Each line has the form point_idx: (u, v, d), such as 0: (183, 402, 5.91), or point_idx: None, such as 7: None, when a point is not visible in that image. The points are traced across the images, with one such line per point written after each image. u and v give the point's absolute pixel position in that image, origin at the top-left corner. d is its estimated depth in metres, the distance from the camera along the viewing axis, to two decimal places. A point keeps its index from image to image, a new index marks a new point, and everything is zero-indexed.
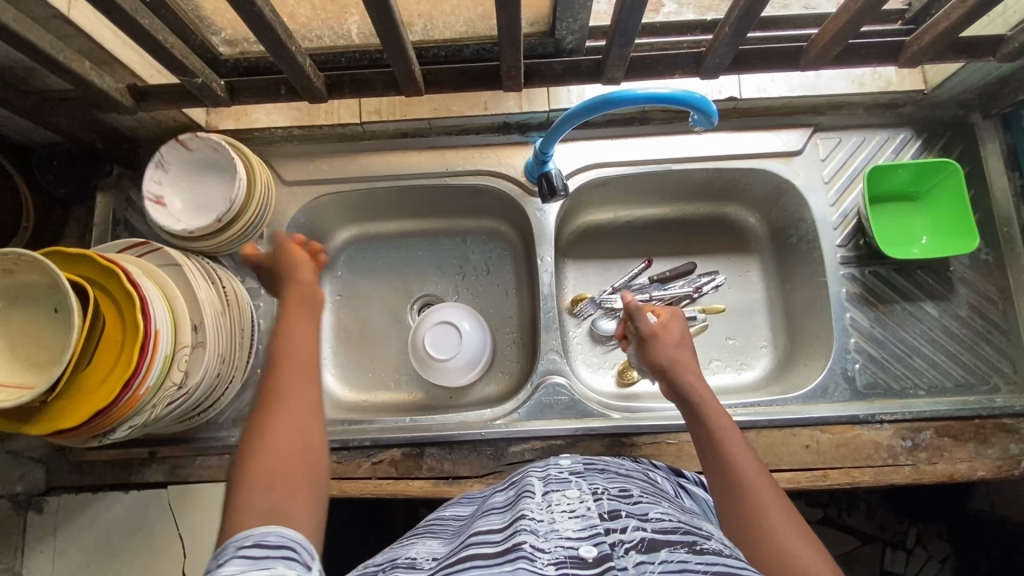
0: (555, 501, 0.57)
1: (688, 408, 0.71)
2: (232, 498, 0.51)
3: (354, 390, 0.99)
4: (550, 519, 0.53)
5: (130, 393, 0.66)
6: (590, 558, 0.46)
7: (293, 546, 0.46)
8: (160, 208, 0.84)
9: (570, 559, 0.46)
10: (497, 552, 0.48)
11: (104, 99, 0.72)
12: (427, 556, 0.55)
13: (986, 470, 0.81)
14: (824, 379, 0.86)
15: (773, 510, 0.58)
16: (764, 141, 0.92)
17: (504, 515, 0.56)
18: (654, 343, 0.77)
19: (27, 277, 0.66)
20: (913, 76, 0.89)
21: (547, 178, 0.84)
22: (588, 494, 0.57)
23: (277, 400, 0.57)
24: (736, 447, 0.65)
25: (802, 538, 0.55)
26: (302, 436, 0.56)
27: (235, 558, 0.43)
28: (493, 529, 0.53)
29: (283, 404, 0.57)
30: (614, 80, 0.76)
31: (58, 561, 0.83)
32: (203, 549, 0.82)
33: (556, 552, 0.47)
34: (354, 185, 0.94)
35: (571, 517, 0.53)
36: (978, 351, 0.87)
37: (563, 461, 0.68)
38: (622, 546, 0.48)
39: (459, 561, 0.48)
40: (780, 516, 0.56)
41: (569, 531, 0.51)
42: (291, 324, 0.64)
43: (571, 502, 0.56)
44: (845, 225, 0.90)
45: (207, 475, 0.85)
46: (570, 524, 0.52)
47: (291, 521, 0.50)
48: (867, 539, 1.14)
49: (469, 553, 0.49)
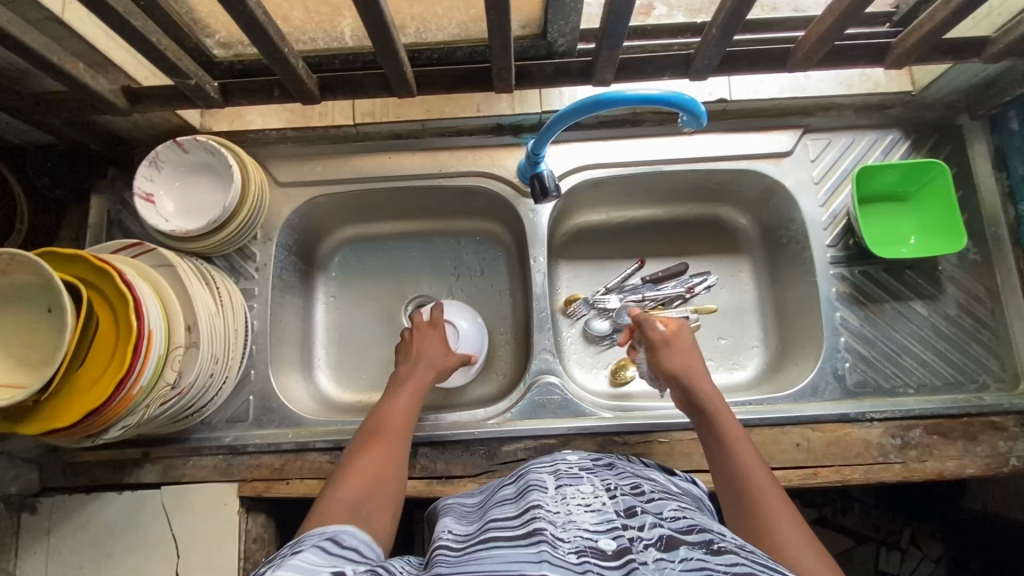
0: (569, 494, 0.57)
1: (694, 409, 0.73)
2: (324, 497, 0.63)
3: (349, 391, 0.99)
4: (567, 510, 0.54)
5: (124, 392, 0.66)
6: (609, 550, 0.47)
7: (360, 548, 0.52)
8: (150, 206, 0.84)
9: (589, 549, 0.47)
10: (507, 539, 0.49)
11: (98, 101, 0.73)
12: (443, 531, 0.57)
13: (975, 468, 0.82)
14: (815, 378, 0.87)
15: (778, 507, 0.59)
16: (754, 142, 0.92)
17: (516, 503, 0.57)
18: (663, 351, 0.78)
19: (21, 277, 0.66)
20: (901, 78, 0.90)
21: (539, 179, 0.84)
22: (602, 490, 0.58)
23: (383, 436, 0.72)
24: (745, 456, 0.66)
25: (808, 544, 0.55)
26: (388, 464, 0.69)
27: (315, 543, 0.50)
28: (508, 516, 0.54)
29: (382, 439, 0.72)
30: (605, 82, 0.76)
31: (52, 561, 0.83)
32: (198, 548, 0.83)
33: (575, 542, 0.48)
34: (349, 187, 0.95)
35: (587, 510, 0.54)
36: (966, 350, 0.87)
37: (571, 457, 0.68)
38: (641, 541, 0.48)
39: (479, 542, 0.50)
40: (785, 514, 0.59)
41: (587, 524, 0.51)
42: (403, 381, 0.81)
43: (585, 496, 0.57)
44: (835, 225, 0.91)
45: (200, 475, 0.85)
46: (587, 516, 0.53)
47: (369, 521, 0.60)
48: (862, 539, 1.14)
49: (493, 536, 0.50)
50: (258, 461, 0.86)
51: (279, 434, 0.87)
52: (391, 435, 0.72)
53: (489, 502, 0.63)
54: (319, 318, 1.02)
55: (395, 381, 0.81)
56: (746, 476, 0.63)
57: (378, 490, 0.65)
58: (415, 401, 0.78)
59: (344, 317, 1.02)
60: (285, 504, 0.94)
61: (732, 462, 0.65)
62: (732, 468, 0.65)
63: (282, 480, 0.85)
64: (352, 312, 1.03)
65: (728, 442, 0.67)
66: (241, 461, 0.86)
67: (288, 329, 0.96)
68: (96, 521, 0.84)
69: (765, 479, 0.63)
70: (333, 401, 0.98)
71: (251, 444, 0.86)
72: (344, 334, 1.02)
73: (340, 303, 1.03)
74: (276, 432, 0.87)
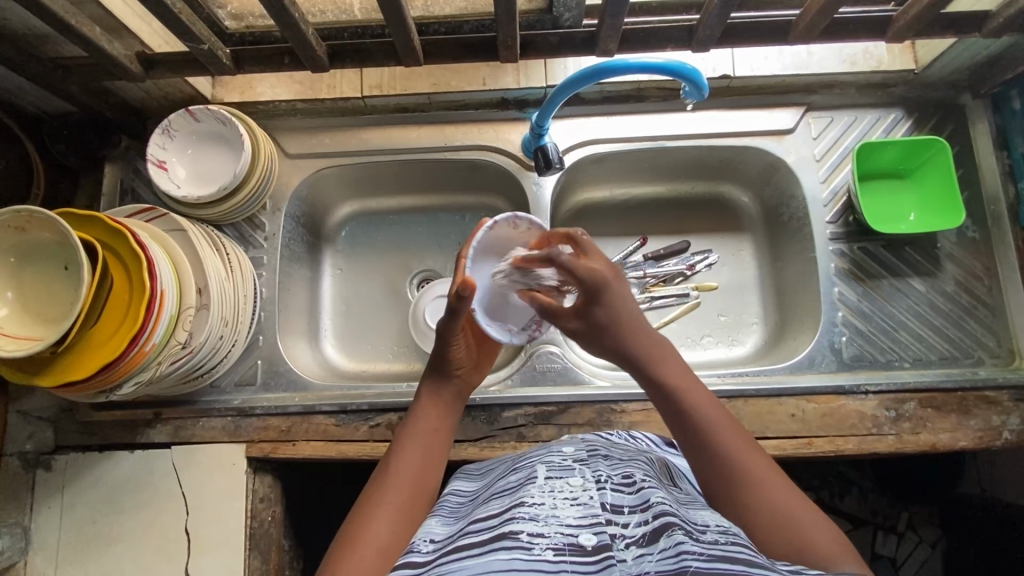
0: (557, 486, 0.57)
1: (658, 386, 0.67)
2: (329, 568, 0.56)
3: (353, 360, 1.01)
4: (552, 504, 0.54)
5: (137, 349, 0.69)
6: (589, 546, 0.49)
7: None
8: (163, 172, 0.86)
9: (568, 546, 0.49)
10: (485, 543, 0.50)
11: (114, 65, 0.74)
12: (426, 537, 0.56)
13: (968, 441, 0.83)
14: (811, 351, 0.88)
15: (772, 478, 0.58)
16: (756, 119, 0.93)
17: (504, 500, 0.57)
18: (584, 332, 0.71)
19: (40, 235, 0.68)
20: (904, 55, 0.90)
21: (543, 153, 0.87)
22: (592, 482, 0.57)
23: (401, 480, 0.64)
24: (721, 423, 0.63)
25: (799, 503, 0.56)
26: (405, 523, 0.61)
27: None
28: (491, 516, 0.55)
29: (399, 486, 0.63)
30: (608, 52, 0.77)
31: (66, 515, 0.86)
32: (205, 505, 0.85)
33: (554, 538, 0.50)
34: (358, 158, 0.97)
35: (572, 504, 0.54)
36: (963, 326, 0.88)
37: (566, 448, 0.67)
38: (623, 539, 0.50)
39: (453, 550, 0.52)
40: (779, 484, 0.58)
41: (569, 518, 0.52)
42: (424, 411, 0.71)
43: (573, 489, 0.57)
44: (835, 202, 0.92)
45: (209, 436, 0.88)
46: (572, 512, 0.53)
47: None
48: (857, 523, 1.16)
49: (466, 543, 0.52)
50: (265, 423, 0.88)
51: (286, 398, 0.90)
52: (413, 484, 0.64)
53: (485, 495, 0.63)
54: (325, 290, 1.04)
55: (422, 396, 0.73)
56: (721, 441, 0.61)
57: (414, 507, 0.63)
58: (443, 429, 0.70)
59: (350, 289, 1.05)
60: (292, 469, 0.97)
61: (704, 428, 0.62)
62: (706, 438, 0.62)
63: (288, 442, 0.87)
64: (358, 285, 1.05)
65: (695, 410, 0.64)
66: (248, 423, 0.88)
67: (296, 299, 0.98)
68: (108, 479, 0.87)
69: (740, 440, 0.61)
70: (338, 369, 1.00)
71: (258, 407, 0.88)
72: (349, 306, 1.04)
73: (347, 275, 1.05)
74: (283, 396, 0.90)
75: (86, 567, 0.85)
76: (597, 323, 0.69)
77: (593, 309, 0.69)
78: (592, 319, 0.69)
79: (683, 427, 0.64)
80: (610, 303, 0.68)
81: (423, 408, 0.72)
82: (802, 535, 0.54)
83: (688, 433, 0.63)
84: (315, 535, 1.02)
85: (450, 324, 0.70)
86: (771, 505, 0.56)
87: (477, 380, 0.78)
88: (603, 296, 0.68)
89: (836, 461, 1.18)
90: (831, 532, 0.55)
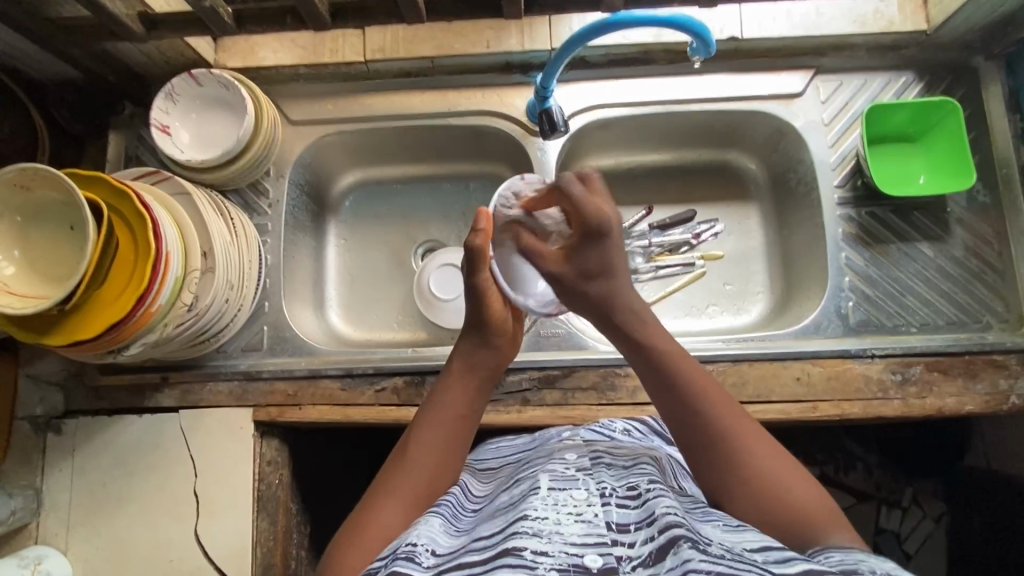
0: (560, 499, 0.55)
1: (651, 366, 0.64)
2: (334, 551, 0.56)
3: (359, 329, 1.02)
4: (555, 519, 0.52)
5: (143, 309, 0.69)
6: (595, 568, 0.46)
7: None
8: (166, 136, 0.87)
9: (573, 567, 0.46)
10: (486, 561, 0.48)
11: (115, 24, 0.74)
12: (428, 545, 0.52)
13: (974, 405, 0.83)
14: (818, 316, 0.88)
15: (770, 460, 0.57)
16: (765, 82, 0.92)
17: (505, 514, 0.55)
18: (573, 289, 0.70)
19: (45, 194, 0.68)
20: (915, 16, 0.89)
21: (547, 116, 0.85)
22: (596, 496, 0.55)
23: (415, 464, 0.62)
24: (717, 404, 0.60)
25: (798, 483, 0.56)
26: (413, 512, 0.60)
27: None
28: (492, 533, 0.52)
29: (413, 473, 0.62)
30: (613, 8, 0.76)
31: (76, 478, 0.87)
32: (213, 470, 0.86)
33: (559, 557, 0.47)
34: (361, 125, 0.96)
35: (577, 520, 0.52)
36: (972, 291, 0.88)
37: (569, 456, 0.65)
38: (629, 561, 0.47)
39: (454, 568, 0.48)
40: (779, 467, 0.56)
41: (574, 535, 0.50)
42: (449, 388, 0.69)
43: (577, 504, 0.54)
44: (844, 166, 0.91)
45: (217, 400, 0.88)
46: (576, 528, 0.51)
47: None
48: (863, 497, 1.15)
49: (464, 558, 0.49)
50: (273, 387, 0.89)
51: (292, 362, 0.90)
52: (428, 471, 0.62)
53: (489, 507, 0.61)
54: (330, 259, 1.04)
55: (451, 367, 0.71)
56: (693, 389, 0.61)
57: (430, 495, 0.62)
58: (464, 411, 0.68)
59: (353, 259, 1.05)
60: (297, 436, 0.97)
61: (696, 408, 0.60)
62: (684, 395, 0.61)
63: (296, 405, 0.88)
64: (364, 255, 1.05)
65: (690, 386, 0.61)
66: (255, 387, 0.89)
67: (300, 267, 0.98)
68: (116, 443, 0.88)
69: (701, 374, 0.62)
70: (343, 337, 1.01)
71: (265, 371, 0.89)
72: (353, 276, 1.04)
73: (351, 245, 1.05)
74: (290, 360, 0.90)
75: (97, 528, 0.86)
76: (588, 267, 0.68)
77: (586, 249, 0.68)
78: (583, 261, 0.68)
79: (677, 411, 0.61)
80: (606, 249, 0.68)
81: (452, 388, 0.69)
82: (803, 515, 0.53)
83: (677, 408, 0.61)
84: (319, 502, 1.02)
85: (480, 276, 0.70)
86: (773, 490, 0.55)
87: (510, 356, 0.76)
88: (596, 242, 0.68)
89: (841, 435, 1.17)
90: (831, 508, 0.54)
